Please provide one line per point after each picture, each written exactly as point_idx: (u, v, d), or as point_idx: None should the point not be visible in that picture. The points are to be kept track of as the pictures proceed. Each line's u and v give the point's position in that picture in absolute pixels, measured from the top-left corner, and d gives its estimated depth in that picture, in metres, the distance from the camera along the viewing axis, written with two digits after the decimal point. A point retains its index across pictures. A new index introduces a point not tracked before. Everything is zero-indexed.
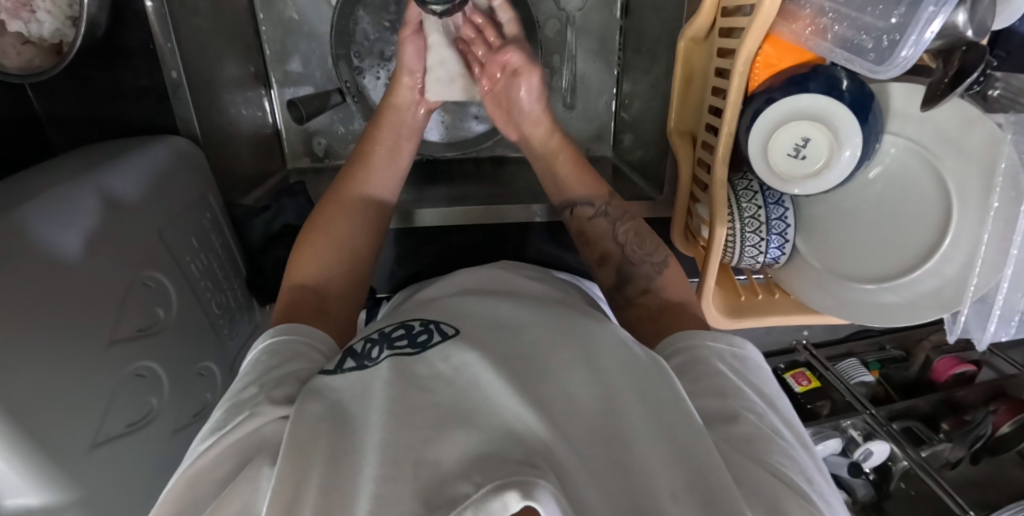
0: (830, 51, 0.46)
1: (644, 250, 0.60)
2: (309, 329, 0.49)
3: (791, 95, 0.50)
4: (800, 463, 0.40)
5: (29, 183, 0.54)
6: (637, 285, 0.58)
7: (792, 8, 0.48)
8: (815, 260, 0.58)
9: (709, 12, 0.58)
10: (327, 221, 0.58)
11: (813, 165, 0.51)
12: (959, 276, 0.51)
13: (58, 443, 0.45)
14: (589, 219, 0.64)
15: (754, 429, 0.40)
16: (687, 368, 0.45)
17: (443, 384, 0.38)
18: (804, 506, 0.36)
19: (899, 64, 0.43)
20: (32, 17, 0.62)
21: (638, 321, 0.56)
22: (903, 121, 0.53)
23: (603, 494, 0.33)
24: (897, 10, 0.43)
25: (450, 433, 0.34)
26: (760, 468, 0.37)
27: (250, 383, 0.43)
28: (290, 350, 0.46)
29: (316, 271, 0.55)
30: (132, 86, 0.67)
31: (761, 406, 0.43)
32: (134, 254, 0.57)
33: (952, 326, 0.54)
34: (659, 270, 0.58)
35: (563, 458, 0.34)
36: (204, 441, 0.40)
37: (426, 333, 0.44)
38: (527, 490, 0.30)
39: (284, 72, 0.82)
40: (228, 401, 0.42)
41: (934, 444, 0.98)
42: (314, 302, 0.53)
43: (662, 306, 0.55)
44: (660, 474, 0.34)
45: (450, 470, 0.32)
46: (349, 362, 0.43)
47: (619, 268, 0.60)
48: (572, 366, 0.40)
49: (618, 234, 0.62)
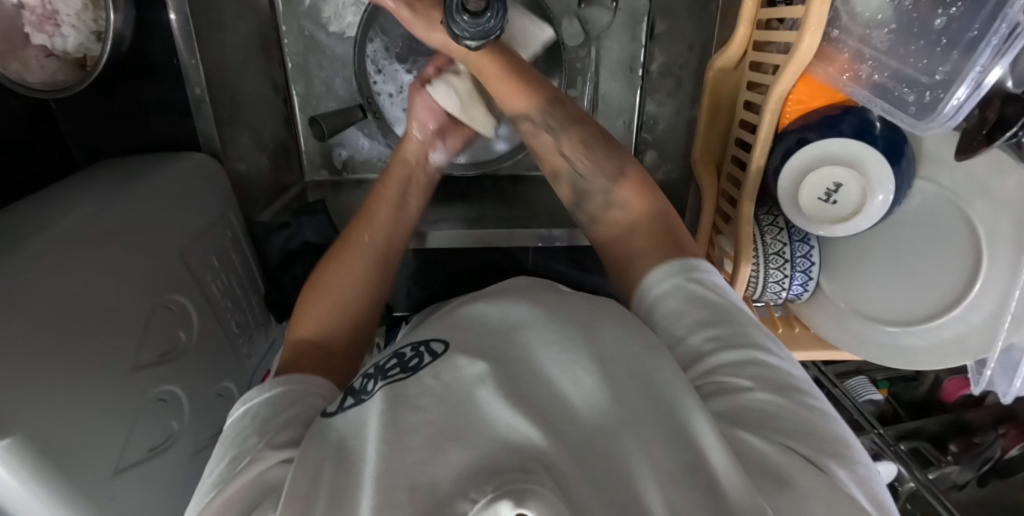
0: (868, 99, 0.46)
1: (597, 160, 0.58)
2: (302, 379, 0.46)
3: (823, 137, 0.49)
4: (824, 428, 0.36)
5: (56, 206, 0.54)
6: (598, 201, 0.58)
7: (830, 50, 0.48)
8: (838, 298, 0.58)
9: (740, 43, 0.57)
10: (331, 276, 0.56)
11: (845, 210, 0.51)
12: (985, 325, 0.50)
13: (84, 472, 0.46)
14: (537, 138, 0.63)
15: (763, 397, 0.37)
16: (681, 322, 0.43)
17: (432, 400, 0.37)
18: (823, 480, 0.32)
19: (942, 121, 0.41)
20: (56, 30, 0.62)
21: (607, 239, 0.56)
22: (933, 165, 0.52)
23: (597, 493, 0.31)
24: (942, 66, 0.41)
25: (446, 451, 0.33)
26: (767, 441, 0.34)
27: (250, 432, 0.42)
28: (286, 398, 0.44)
29: (319, 324, 0.53)
30: (155, 102, 0.68)
31: (769, 356, 0.39)
32: (157, 279, 0.57)
33: (976, 378, 0.54)
34: (616, 180, 0.56)
35: (562, 465, 0.31)
36: (207, 498, 0.38)
37: (417, 357, 0.42)
38: (518, 498, 0.28)
39: (305, 84, 0.82)
40: (229, 454, 0.41)
41: (943, 466, 0.99)
42: (319, 353, 0.51)
43: (630, 221, 0.54)
44: (654, 459, 0.32)
45: (447, 489, 0.31)
46: (349, 400, 0.42)
47: (571, 184, 0.61)
48: (561, 360, 0.38)
49: (564, 146, 0.61)
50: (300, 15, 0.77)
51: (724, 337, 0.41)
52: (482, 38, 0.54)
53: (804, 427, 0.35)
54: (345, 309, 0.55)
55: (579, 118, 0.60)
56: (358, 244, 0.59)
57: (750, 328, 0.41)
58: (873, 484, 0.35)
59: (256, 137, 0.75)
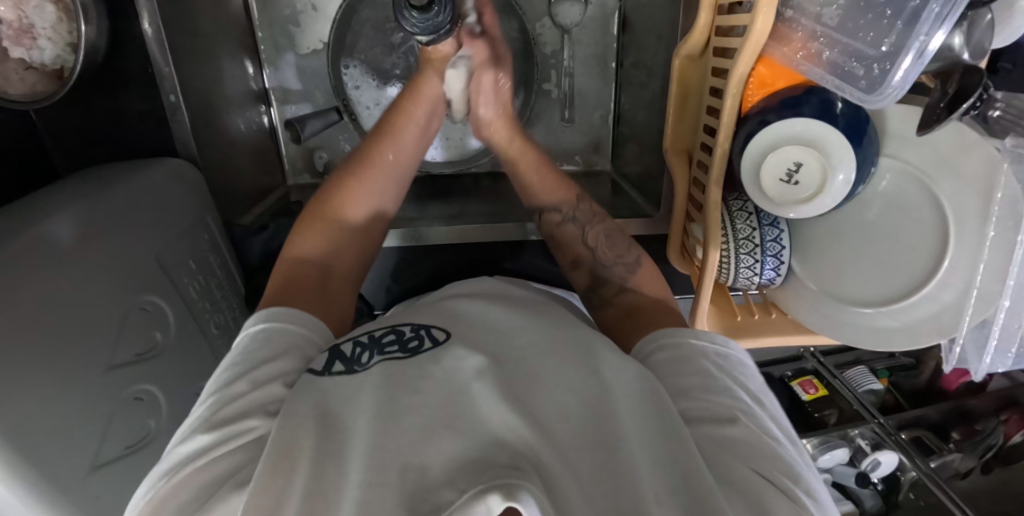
0: (822, 77, 0.45)
1: (616, 253, 0.59)
2: (301, 308, 0.48)
3: (784, 118, 0.49)
4: (791, 462, 0.40)
5: (30, 210, 0.55)
6: (613, 286, 0.57)
7: (785, 30, 0.48)
8: (811, 281, 0.57)
9: (703, 30, 0.58)
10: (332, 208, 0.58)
11: (807, 190, 0.50)
12: (956, 303, 0.50)
13: (56, 469, 0.46)
14: (558, 223, 0.64)
15: (746, 433, 0.40)
16: (674, 363, 0.45)
17: (432, 384, 0.39)
18: (794, 508, 0.36)
19: (889, 93, 0.41)
20: (33, 43, 0.64)
21: (610, 322, 0.55)
22: (899, 143, 0.52)
23: (588, 502, 0.34)
24: (888, 38, 0.42)
25: (435, 438, 0.35)
26: (749, 469, 0.38)
27: (235, 379, 0.42)
28: (283, 342, 0.45)
29: (313, 252, 0.54)
30: (132, 110, 0.69)
31: (749, 405, 0.43)
32: (133, 280, 0.58)
33: (948, 356, 0.53)
34: (633, 270, 0.57)
35: (550, 463, 0.34)
36: (194, 435, 0.39)
37: (417, 339, 0.44)
38: (510, 492, 0.31)
39: (284, 89, 0.83)
40: (213, 397, 0.41)
41: (945, 454, 0.98)
42: (312, 281, 0.52)
43: (637, 303, 0.54)
44: (646, 487, 0.35)
45: (436, 476, 0.33)
46: (337, 365, 0.43)
47: (592, 271, 0.60)
48: (559, 385, 0.40)
49: (588, 238, 0.62)
50: (278, 22, 0.79)
51: (710, 380, 0.44)
52: (433, 33, 0.55)
53: (776, 460, 0.39)
54: (339, 239, 0.57)
55: (601, 217, 0.63)
56: (380, 164, 0.60)
57: (732, 377, 0.45)
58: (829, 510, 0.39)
59: (234, 141, 0.76)
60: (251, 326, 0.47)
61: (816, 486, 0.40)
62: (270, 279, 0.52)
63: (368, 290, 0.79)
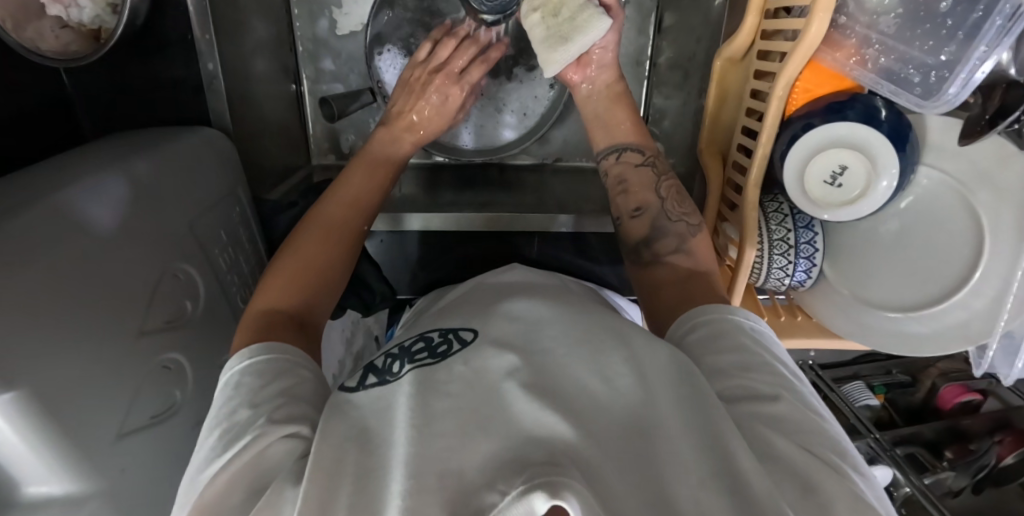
0: (875, 82, 0.47)
1: (683, 209, 0.60)
2: (275, 344, 0.45)
3: (829, 122, 0.50)
4: (832, 435, 0.41)
5: (69, 169, 0.54)
6: (671, 241, 0.58)
7: (837, 37, 0.49)
8: (842, 285, 0.58)
9: (748, 34, 0.59)
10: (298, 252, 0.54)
11: (849, 194, 0.51)
12: (988, 311, 0.51)
13: (85, 430, 0.46)
14: (634, 165, 0.63)
15: (788, 409, 0.42)
16: (709, 342, 0.46)
17: (460, 387, 0.40)
18: (840, 481, 0.37)
19: (947, 101, 0.43)
20: (72, 2, 0.63)
21: (661, 280, 0.56)
22: (937, 153, 0.53)
23: (633, 488, 0.34)
24: (946, 47, 0.42)
25: (476, 441, 0.35)
26: (790, 444, 0.39)
27: (239, 406, 0.41)
28: (275, 368, 0.44)
29: (278, 298, 0.51)
30: (167, 76, 0.69)
31: (790, 378, 0.45)
32: (166, 247, 0.58)
33: (978, 360, 0.54)
34: (694, 232, 0.58)
35: (589, 457, 0.34)
36: (203, 469, 0.38)
37: (445, 344, 0.46)
38: (554, 490, 0.30)
39: (317, 69, 0.83)
40: (219, 427, 0.40)
41: (938, 472, 0.99)
42: (282, 325, 0.48)
43: (689, 271, 0.55)
44: (689, 469, 0.36)
45: (473, 478, 0.33)
46: (372, 378, 0.45)
47: (653, 222, 0.59)
48: (595, 366, 0.41)
49: (661, 188, 0.61)
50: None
51: (747, 358, 0.45)
52: (499, 13, 0.67)
53: (818, 435, 0.41)
54: (308, 279, 0.53)
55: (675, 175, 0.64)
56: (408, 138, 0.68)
57: (773, 354, 0.46)
58: (873, 482, 0.40)
59: (266, 117, 0.76)
60: (228, 372, 0.44)
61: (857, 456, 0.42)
62: (239, 331, 0.49)
63: (392, 275, 0.82)
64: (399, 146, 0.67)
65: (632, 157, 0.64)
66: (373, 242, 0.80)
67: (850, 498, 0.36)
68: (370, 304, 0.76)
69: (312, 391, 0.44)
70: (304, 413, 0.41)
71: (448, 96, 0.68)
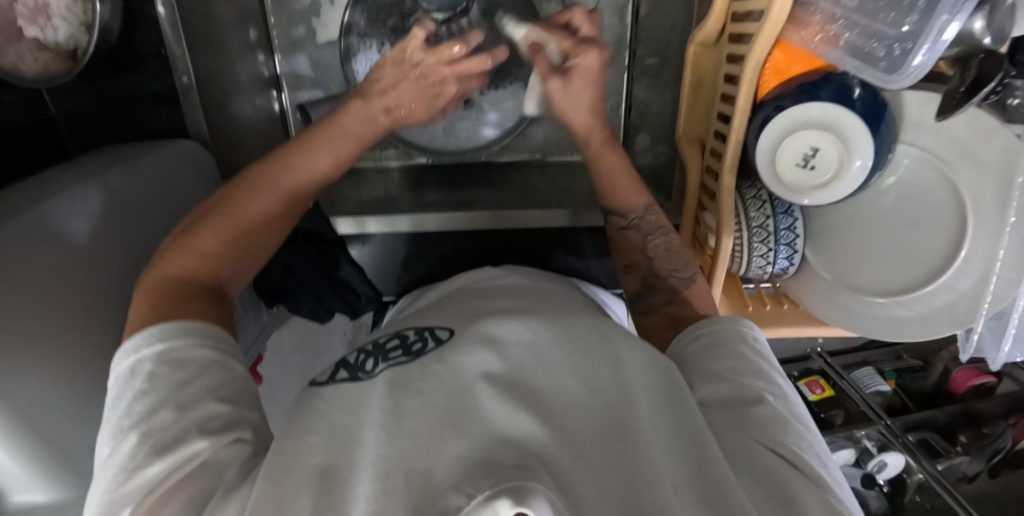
0: (840, 59, 0.45)
1: (673, 265, 0.58)
2: (193, 323, 0.44)
3: (800, 103, 0.49)
4: (814, 445, 0.41)
5: (46, 183, 0.56)
6: (662, 297, 0.56)
7: (802, 14, 0.47)
8: (825, 271, 0.57)
9: (719, 16, 0.57)
10: (227, 213, 0.53)
11: (822, 176, 0.50)
12: (973, 292, 0.49)
13: (62, 440, 0.47)
14: (622, 227, 0.62)
15: (772, 413, 0.41)
16: (707, 351, 0.46)
17: (434, 384, 0.38)
18: (819, 492, 0.36)
19: (911, 73, 0.41)
20: (47, 23, 0.63)
21: (654, 327, 0.55)
22: (917, 129, 0.51)
23: (601, 493, 0.33)
24: (909, 17, 0.41)
25: (447, 441, 0.34)
26: (770, 453, 0.38)
27: (159, 406, 0.39)
28: (197, 361, 0.42)
29: (196, 257, 0.50)
30: (144, 90, 0.71)
31: (784, 389, 0.44)
32: (140, 257, 0.58)
33: (964, 346, 0.52)
34: (687, 285, 0.56)
35: (560, 462, 0.33)
36: (128, 479, 0.37)
37: (421, 341, 0.45)
38: (519, 497, 0.29)
39: (295, 76, 0.81)
40: (140, 431, 0.39)
41: (952, 457, 0.97)
42: (197, 288, 0.48)
43: (684, 314, 0.53)
44: (661, 476, 0.35)
45: (444, 481, 0.32)
46: (343, 373, 0.44)
47: (643, 279, 0.58)
48: (572, 371, 0.39)
49: (649, 248, 0.60)
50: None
51: (742, 365, 0.44)
52: (448, 9, 0.70)
53: (800, 444, 0.40)
54: (227, 249, 0.52)
55: (669, 229, 0.61)
56: (375, 121, 0.61)
57: (768, 364, 0.46)
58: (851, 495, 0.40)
59: (246, 126, 0.77)
60: (129, 356, 0.42)
61: (837, 470, 0.41)
62: (147, 280, 0.48)
63: (378, 279, 0.82)
64: (371, 126, 0.61)
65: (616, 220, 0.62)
66: (357, 246, 0.81)
67: (826, 505, 0.35)
68: (355, 306, 0.77)
69: (242, 388, 0.43)
70: (243, 416, 0.42)
71: (437, 95, 0.62)
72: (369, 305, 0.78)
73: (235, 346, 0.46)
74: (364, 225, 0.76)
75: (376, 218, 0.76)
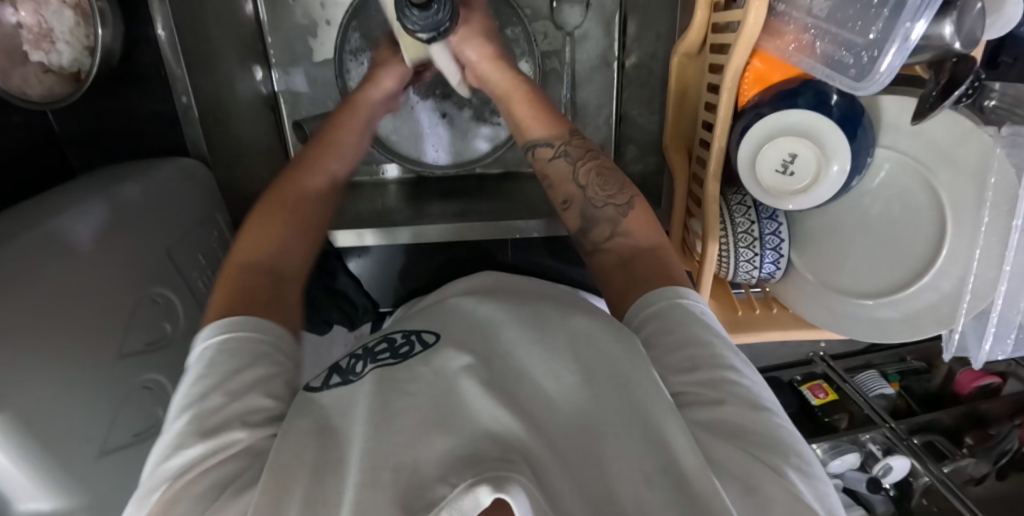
0: (813, 67, 0.46)
1: (608, 189, 0.54)
2: (250, 318, 0.44)
3: (780, 110, 0.50)
4: (784, 438, 0.38)
5: (45, 203, 0.57)
6: (602, 229, 0.53)
7: (778, 24, 0.49)
8: (809, 273, 0.58)
9: (699, 29, 0.58)
10: (272, 210, 0.53)
11: (802, 182, 0.51)
12: (956, 291, 0.50)
13: (69, 452, 0.48)
14: (549, 159, 0.58)
15: (737, 411, 0.38)
16: (659, 337, 0.43)
17: (421, 386, 0.39)
18: (782, 487, 0.34)
19: (879, 80, 0.42)
20: (51, 47, 0.65)
21: (606, 269, 0.51)
22: (894, 134, 0.52)
23: (574, 487, 0.34)
24: (875, 25, 0.42)
25: (433, 436, 0.35)
26: (734, 450, 0.36)
27: (210, 390, 0.40)
28: (250, 351, 0.42)
29: (257, 258, 0.50)
30: (147, 109, 0.74)
31: (743, 376, 0.41)
32: (143, 272, 0.60)
33: (947, 344, 0.52)
34: (624, 212, 0.52)
35: (537, 454, 0.34)
36: (168, 459, 0.37)
37: (407, 344, 0.45)
38: (500, 484, 0.30)
39: (292, 92, 0.82)
40: (189, 412, 0.39)
41: (958, 460, 0.96)
42: (263, 288, 0.47)
43: (630, 252, 0.50)
44: (630, 471, 0.34)
45: (428, 474, 0.33)
46: (336, 378, 0.44)
47: (581, 213, 0.55)
48: (546, 368, 0.40)
49: (579, 175, 0.56)
50: (284, 11, 0.78)
51: (699, 352, 0.41)
52: None
53: (766, 438, 0.37)
54: (286, 242, 0.52)
55: (591, 151, 0.57)
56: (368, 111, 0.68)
57: (729, 349, 0.42)
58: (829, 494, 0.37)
59: (242, 141, 0.79)
60: (197, 343, 0.43)
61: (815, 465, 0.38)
62: (220, 281, 0.48)
63: (376, 290, 0.84)
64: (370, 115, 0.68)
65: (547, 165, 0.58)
66: (355, 259, 0.82)
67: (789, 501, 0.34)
68: (354, 316, 0.78)
69: (288, 383, 0.44)
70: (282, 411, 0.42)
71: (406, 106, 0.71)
72: (366, 315, 0.79)
73: (292, 343, 0.46)
74: (363, 237, 0.77)
75: (375, 229, 0.76)
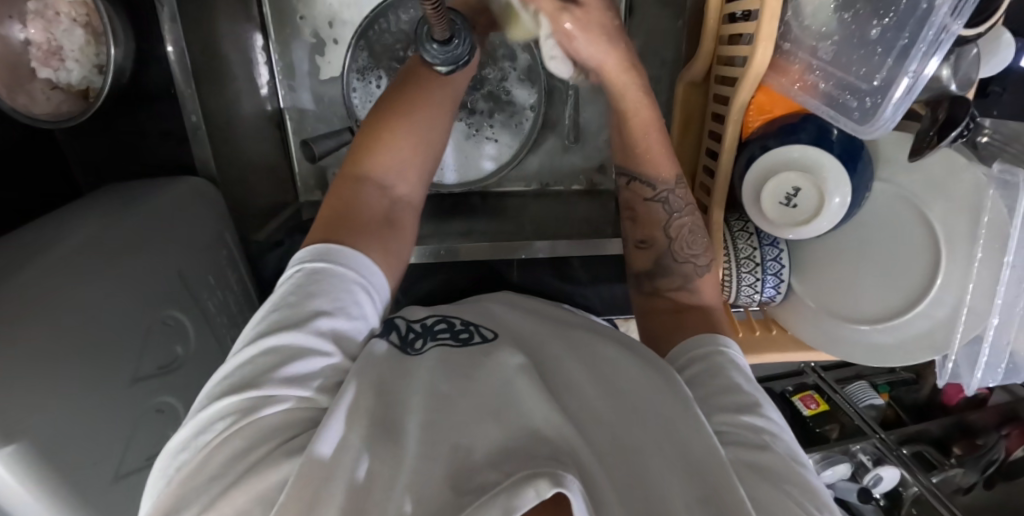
0: (818, 107, 0.49)
1: (692, 249, 0.56)
2: (341, 252, 0.45)
3: (783, 145, 0.52)
4: (816, 487, 0.39)
5: (59, 229, 0.58)
6: (673, 280, 0.56)
7: (783, 63, 0.52)
8: (811, 298, 0.59)
9: (705, 59, 0.60)
10: (398, 128, 0.52)
11: (804, 214, 0.52)
12: (948, 320, 0.52)
13: (86, 480, 0.48)
14: (645, 198, 0.58)
15: (775, 458, 0.40)
16: (704, 380, 0.45)
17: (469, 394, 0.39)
18: None
19: (882, 125, 0.45)
20: (61, 65, 0.67)
21: (658, 312, 0.55)
22: (893, 166, 0.55)
23: (621, 505, 0.34)
24: (879, 73, 0.45)
25: (480, 429, 0.36)
26: (773, 490, 0.37)
27: (288, 326, 0.40)
28: (335, 290, 0.43)
29: (368, 179, 0.50)
30: (155, 129, 0.75)
31: (778, 426, 0.42)
32: (157, 295, 0.60)
33: (940, 371, 0.54)
34: (700, 273, 0.55)
35: (586, 468, 0.34)
36: (234, 389, 0.38)
37: (467, 332, 0.47)
38: (557, 477, 0.30)
39: (299, 112, 0.83)
40: (264, 343, 0.40)
41: (946, 469, 0.99)
42: (363, 217, 0.48)
43: (691, 306, 0.54)
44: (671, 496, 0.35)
45: (480, 461, 0.33)
46: (393, 337, 0.46)
47: (657, 259, 0.57)
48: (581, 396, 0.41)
49: (669, 227, 0.57)
50: (290, 27, 0.79)
51: (740, 398, 0.43)
52: None
53: (801, 484, 0.39)
54: (395, 168, 0.52)
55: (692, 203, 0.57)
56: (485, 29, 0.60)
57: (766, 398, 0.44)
58: None
59: (251, 160, 0.78)
60: (293, 267, 0.45)
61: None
62: (331, 191, 0.50)
63: None
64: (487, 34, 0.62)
65: (643, 202, 0.58)
66: None
67: None
68: None
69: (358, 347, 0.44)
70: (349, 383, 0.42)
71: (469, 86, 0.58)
72: None
73: (377, 294, 0.47)
74: None
75: None
